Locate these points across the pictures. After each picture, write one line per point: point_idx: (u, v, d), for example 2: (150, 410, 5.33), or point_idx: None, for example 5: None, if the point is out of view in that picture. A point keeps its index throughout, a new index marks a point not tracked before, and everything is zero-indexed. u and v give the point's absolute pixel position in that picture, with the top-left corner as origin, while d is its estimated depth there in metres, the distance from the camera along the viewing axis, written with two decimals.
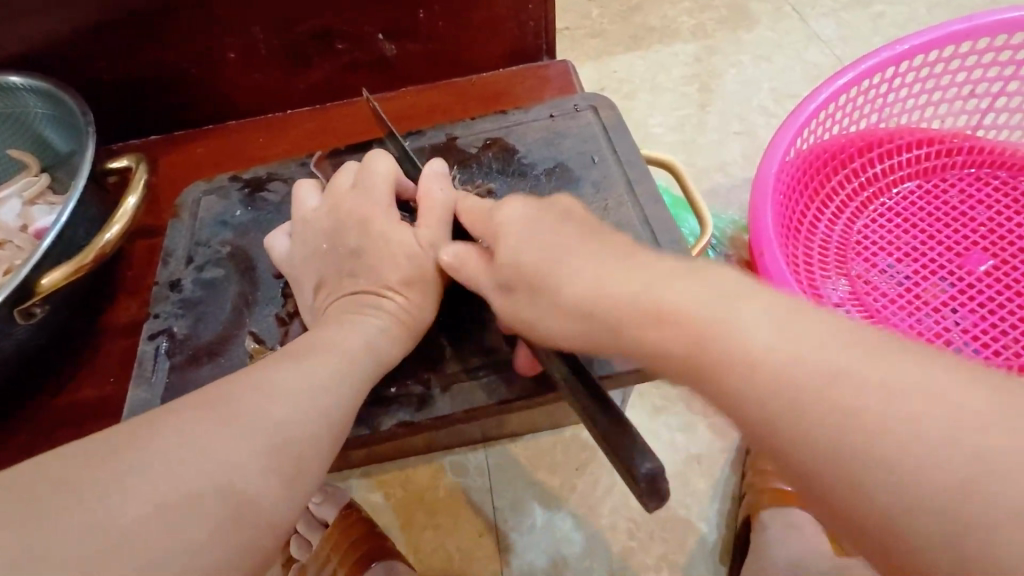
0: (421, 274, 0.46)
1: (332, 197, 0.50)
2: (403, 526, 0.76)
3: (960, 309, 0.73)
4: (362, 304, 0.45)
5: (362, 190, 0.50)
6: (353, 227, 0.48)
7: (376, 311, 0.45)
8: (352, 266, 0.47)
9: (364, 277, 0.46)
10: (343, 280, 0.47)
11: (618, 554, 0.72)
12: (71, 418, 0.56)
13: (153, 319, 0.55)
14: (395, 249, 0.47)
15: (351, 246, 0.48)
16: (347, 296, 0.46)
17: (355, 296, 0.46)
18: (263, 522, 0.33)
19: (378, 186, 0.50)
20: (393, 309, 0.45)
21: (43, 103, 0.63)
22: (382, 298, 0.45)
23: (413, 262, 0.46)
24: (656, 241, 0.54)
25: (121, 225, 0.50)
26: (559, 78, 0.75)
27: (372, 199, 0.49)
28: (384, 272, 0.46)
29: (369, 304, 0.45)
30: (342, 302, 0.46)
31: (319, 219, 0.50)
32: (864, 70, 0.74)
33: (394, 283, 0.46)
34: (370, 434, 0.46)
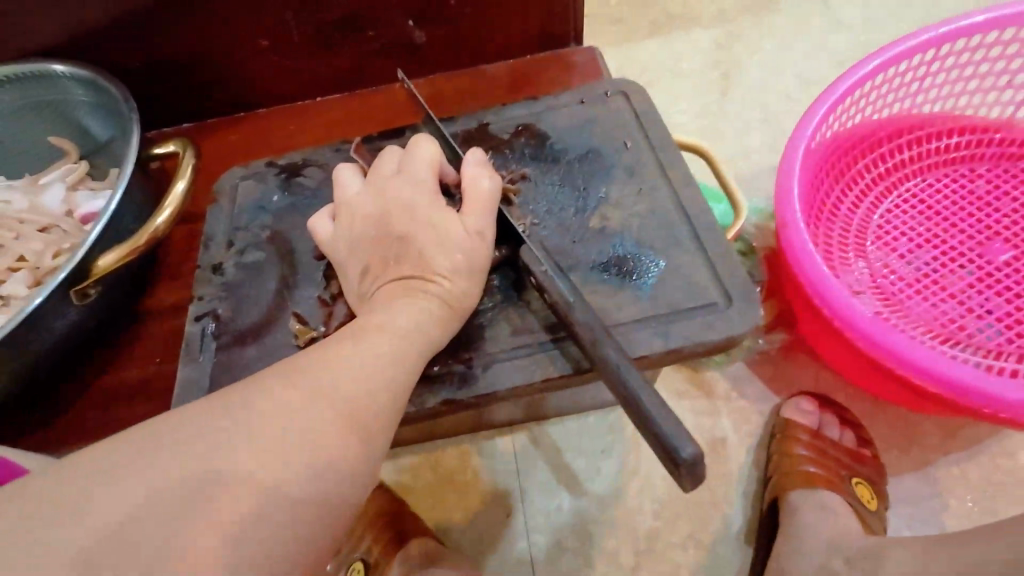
0: (470, 262, 0.47)
1: (376, 183, 0.52)
2: (433, 507, 0.78)
3: (980, 297, 0.73)
4: (412, 288, 0.46)
5: (406, 178, 0.51)
6: (401, 211, 0.49)
7: (424, 294, 0.46)
8: (399, 250, 0.48)
9: (413, 262, 0.47)
10: (390, 263, 0.48)
11: (645, 535, 0.74)
12: (120, 396, 0.57)
13: (198, 301, 0.56)
14: (443, 234, 0.47)
15: (398, 231, 0.48)
16: (395, 280, 0.47)
17: (404, 279, 0.47)
18: (322, 488, 0.35)
19: (424, 175, 0.51)
20: (444, 292, 0.46)
21: (85, 91, 0.64)
22: (432, 283, 0.46)
23: (462, 248, 0.47)
24: (690, 224, 0.55)
25: (171, 209, 0.51)
26: (587, 64, 0.76)
27: (418, 185, 0.50)
28: (432, 257, 0.47)
29: (419, 288, 0.46)
30: (392, 285, 0.47)
31: (364, 204, 0.51)
32: (894, 54, 0.73)
33: (443, 269, 0.46)
34: (416, 411, 0.48)
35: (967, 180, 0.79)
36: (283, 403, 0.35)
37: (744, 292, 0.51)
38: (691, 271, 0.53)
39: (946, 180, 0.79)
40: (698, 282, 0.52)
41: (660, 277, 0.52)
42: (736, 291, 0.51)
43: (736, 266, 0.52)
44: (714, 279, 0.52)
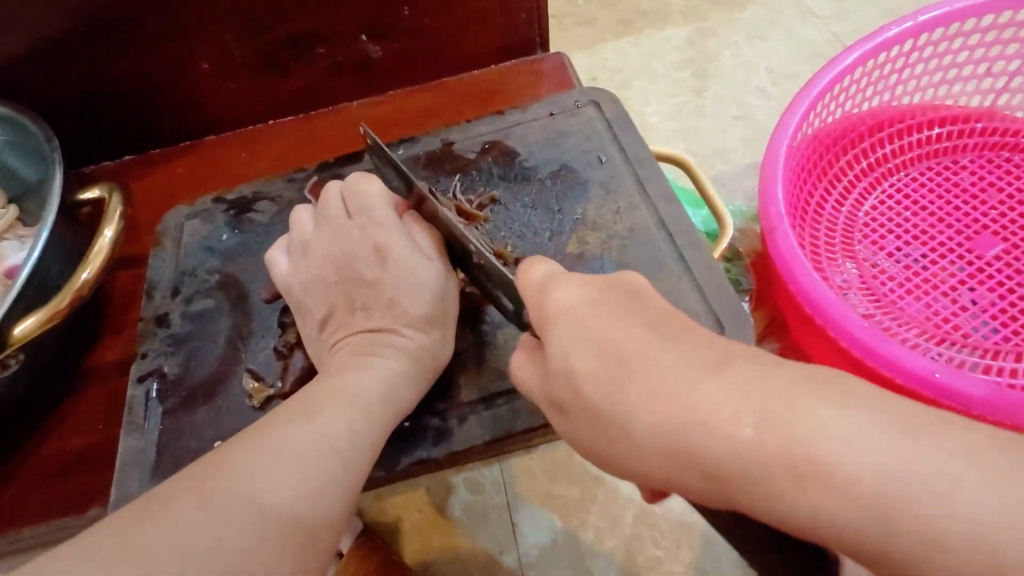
0: (437, 307, 0.44)
1: (329, 225, 0.48)
2: (420, 549, 0.74)
3: (972, 292, 0.71)
4: (382, 343, 0.43)
5: (362, 218, 0.47)
6: (368, 258, 0.46)
7: (390, 349, 0.43)
8: (364, 299, 0.45)
9: (380, 313, 0.44)
10: (353, 316, 0.45)
11: (644, 565, 0.71)
12: (58, 470, 0.52)
13: (141, 359, 0.51)
14: (408, 281, 0.44)
15: (366, 280, 0.45)
16: (359, 333, 0.44)
17: (368, 332, 0.44)
18: None
19: (384, 215, 0.47)
20: (410, 344, 0.43)
21: (5, 129, 0.58)
22: (400, 336, 0.43)
23: (433, 293, 0.45)
24: (673, 244, 0.51)
25: (98, 260, 0.46)
26: (555, 72, 0.71)
27: (377, 226, 0.46)
28: (400, 305, 0.44)
29: (386, 343, 0.43)
30: (356, 338, 0.44)
31: (321, 249, 0.47)
32: (872, 46, 0.71)
33: (411, 320, 0.44)
34: (387, 474, 0.44)
35: (949, 172, 0.77)
36: (226, 492, 0.31)
37: (735, 315, 0.48)
38: (679, 296, 0.49)
39: (928, 174, 0.77)
40: (685, 307, 0.48)
41: None
42: (727, 315, 0.48)
43: (724, 288, 0.49)
44: (704, 304, 0.48)
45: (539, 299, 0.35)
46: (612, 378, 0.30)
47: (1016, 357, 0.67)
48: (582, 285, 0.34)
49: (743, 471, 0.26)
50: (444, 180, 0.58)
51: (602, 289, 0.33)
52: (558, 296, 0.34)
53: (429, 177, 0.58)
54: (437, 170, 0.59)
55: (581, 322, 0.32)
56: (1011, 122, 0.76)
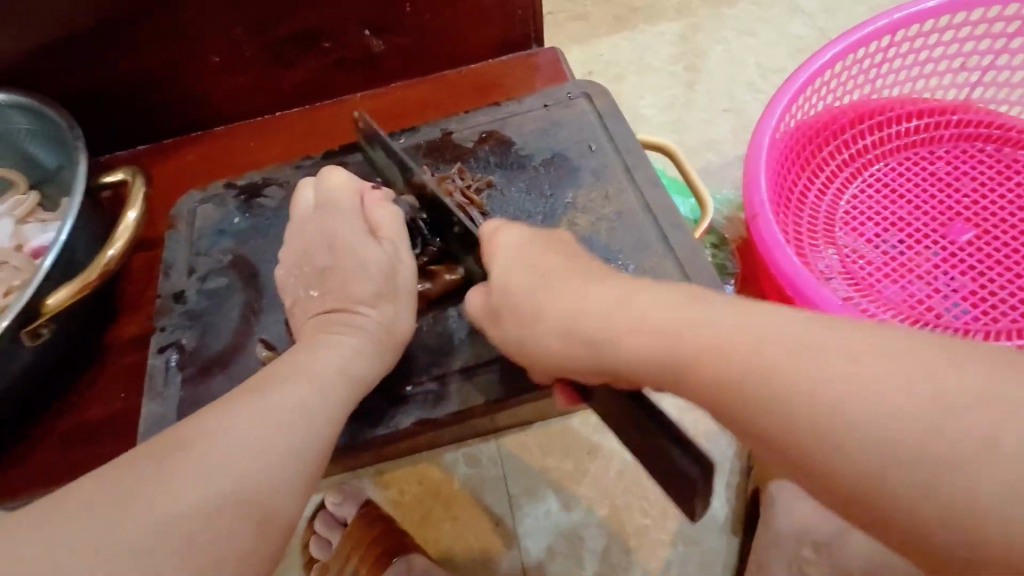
0: (389, 287, 0.48)
1: (298, 217, 0.53)
2: (420, 520, 0.78)
3: (945, 276, 0.74)
4: (335, 321, 0.47)
5: (324, 209, 0.52)
6: (322, 247, 0.50)
7: (348, 326, 0.47)
8: (321, 283, 0.49)
9: (335, 294, 0.48)
10: (315, 298, 0.49)
11: (634, 533, 0.75)
12: (84, 437, 0.55)
13: (160, 332, 0.55)
14: (362, 263, 0.49)
15: (321, 266, 0.50)
16: (320, 312, 0.48)
17: (328, 312, 0.48)
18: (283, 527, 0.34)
19: (339, 204, 0.52)
20: (367, 322, 0.47)
21: (27, 119, 0.62)
22: (354, 314, 0.47)
23: (384, 275, 0.48)
24: (657, 225, 0.55)
25: (123, 239, 0.50)
26: (550, 66, 0.75)
27: (331, 215, 0.51)
28: (351, 285, 0.48)
29: (343, 321, 0.47)
30: (318, 318, 0.48)
31: (289, 240, 0.52)
32: (852, 41, 0.74)
33: (363, 298, 0.47)
34: (391, 433, 0.48)
35: (926, 163, 0.80)
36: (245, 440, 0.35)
37: (715, 291, 0.51)
38: (662, 274, 0.53)
39: (906, 164, 0.81)
40: (668, 283, 0.52)
41: None
42: (707, 292, 0.52)
43: (705, 267, 0.53)
44: (685, 281, 0.52)
45: (488, 241, 0.46)
46: (564, 299, 0.38)
47: (986, 336, 0.70)
48: (524, 230, 0.45)
49: (692, 366, 0.31)
50: (444, 167, 0.61)
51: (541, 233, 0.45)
52: (504, 237, 0.45)
53: (428, 164, 0.62)
54: (437, 158, 0.62)
55: (522, 253, 0.43)
56: (985, 115, 0.79)
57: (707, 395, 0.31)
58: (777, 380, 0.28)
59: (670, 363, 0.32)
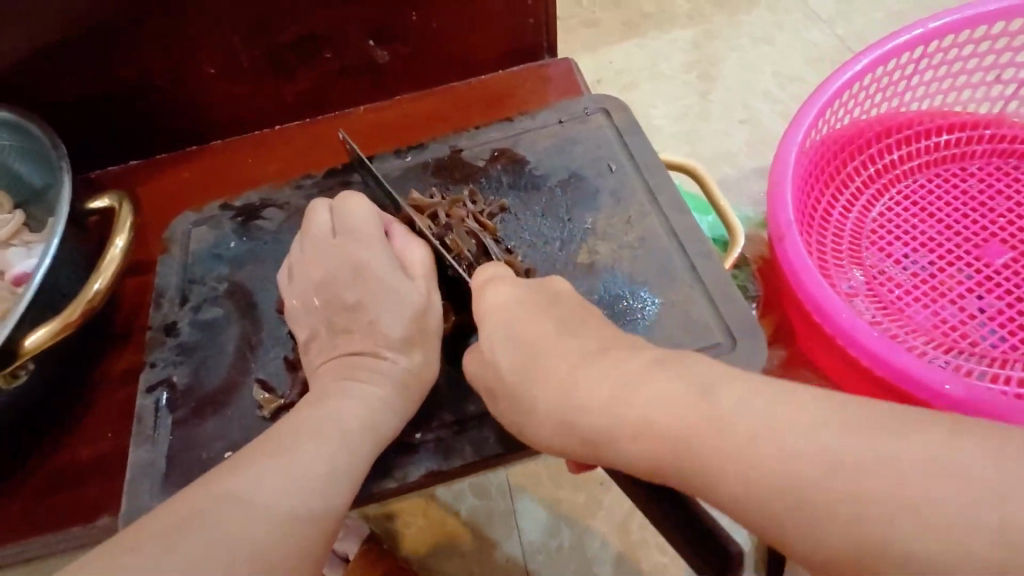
0: (418, 326, 0.45)
1: (315, 246, 0.49)
2: (426, 554, 0.74)
3: (979, 300, 0.71)
4: (361, 366, 0.43)
5: (346, 239, 0.49)
6: (350, 279, 0.47)
7: (373, 371, 0.43)
8: (347, 321, 0.46)
9: (362, 334, 0.45)
10: (336, 337, 0.46)
11: (651, 571, 0.71)
12: (67, 480, 0.51)
13: (150, 368, 0.51)
14: (390, 299, 0.46)
15: (349, 300, 0.47)
16: (343, 355, 0.45)
17: (352, 355, 0.44)
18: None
19: (366, 233, 0.49)
20: (394, 366, 0.43)
21: (11, 135, 0.58)
22: (381, 359, 0.44)
23: (412, 313, 0.45)
24: (683, 253, 0.51)
25: (109, 272, 0.46)
26: (563, 77, 0.71)
27: (359, 246, 0.48)
28: (381, 325, 0.45)
29: (368, 365, 0.43)
30: (339, 360, 0.44)
31: (307, 269, 0.48)
32: (881, 52, 0.71)
33: (393, 342, 0.44)
34: (397, 487, 0.44)
35: (957, 180, 0.76)
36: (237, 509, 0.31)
37: (748, 326, 0.48)
38: (690, 307, 0.49)
39: (935, 180, 0.77)
40: (697, 318, 0.48)
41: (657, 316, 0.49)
42: (740, 327, 0.48)
43: (737, 299, 0.49)
44: (715, 315, 0.48)
45: (477, 300, 0.42)
46: (605, 377, 0.34)
47: None
48: (517, 287, 0.42)
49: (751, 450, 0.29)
50: (454, 188, 0.58)
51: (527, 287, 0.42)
52: (494, 294, 0.42)
53: (438, 185, 0.58)
54: (446, 178, 0.58)
55: (511, 317, 0.40)
56: (1019, 129, 0.75)
57: (780, 498, 0.27)
58: (865, 498, 0.25)
59: (729, 451, 0.29)
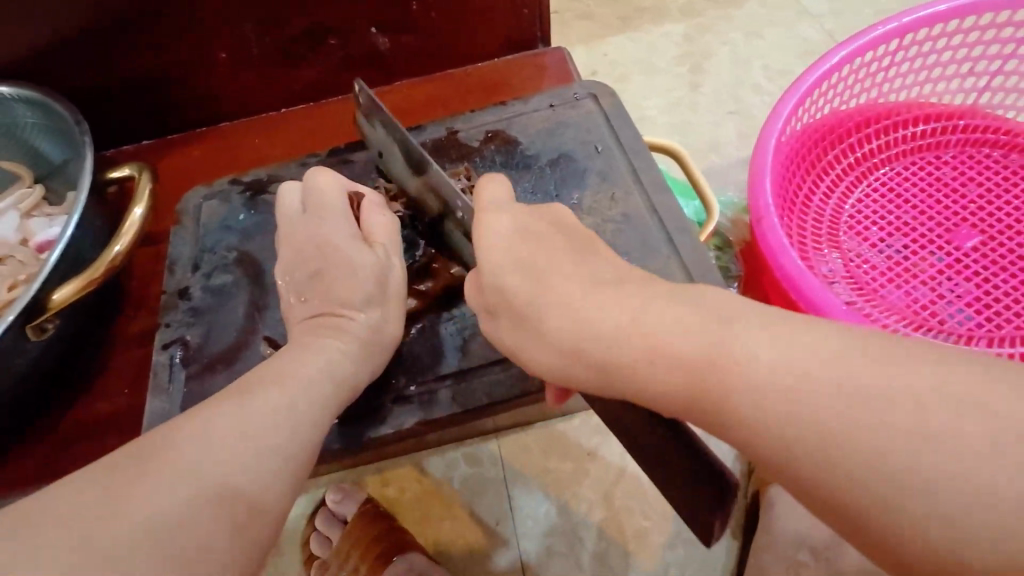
0: (385, 289, 0.49)
1: (284, 222, 0.52)
2: (420, 518, 0.78)
3: (949, 281, 0.74)
4: (327, 326, 0.47)
5: (312, 214, 0.51)
6: (313, 252, 0.50)
7: (344, 332, 0.46)
8: (309, 288, 0.49)
9: (323, 299, 0.48)
10: (306, 303, 0.49)
11: (633, 536, 0.75)
12: (86, 433, 0.55)
13: (165, 328, 0.55)
14: (354, 265, 0.48)
15: (313, 271, 0.49)
16: (312, 319, 0.48)
17: (318, 317, 0.48)
18: None
19: (330, 207, 0.51)
20: (362, 326, 0.47)
21: (35, 113, 0.62)
22: (342, 319, 0.47)
23: (378, 278, 0.48)
24: (663, 228, 0.55)
25: (129, 236, 0.50)
26: (557, 66, 0.75)
27: (322, 220, 0.51)
28: (342, 292, 0.48)
29: (334, 326, 0.47)
30: (309, 324, 0.48)
31: (283, 244, 0.52)
32: (860, 45, 0.74)
33: (353, 304, 0.48)
34: (394, 433, 0.48)
35: (932, 168, 0.80)
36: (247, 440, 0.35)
37: None
38: (668, 277, 0.53)
39: (912, 169, 0.80)
40: (674, 286, 0.52)
41: None
42: None
43: (711, 271, 0.53)
44: (690, 284, 0.52)
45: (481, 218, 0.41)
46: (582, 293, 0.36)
47: (990, 343, 0.70)
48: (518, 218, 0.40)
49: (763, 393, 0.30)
50: (449, 167, 0.61)
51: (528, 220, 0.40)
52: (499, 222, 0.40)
53: (433, 163, 0.62)
54: (442, 157, 0.62)
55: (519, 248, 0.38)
56: (993, 120, 0.79)
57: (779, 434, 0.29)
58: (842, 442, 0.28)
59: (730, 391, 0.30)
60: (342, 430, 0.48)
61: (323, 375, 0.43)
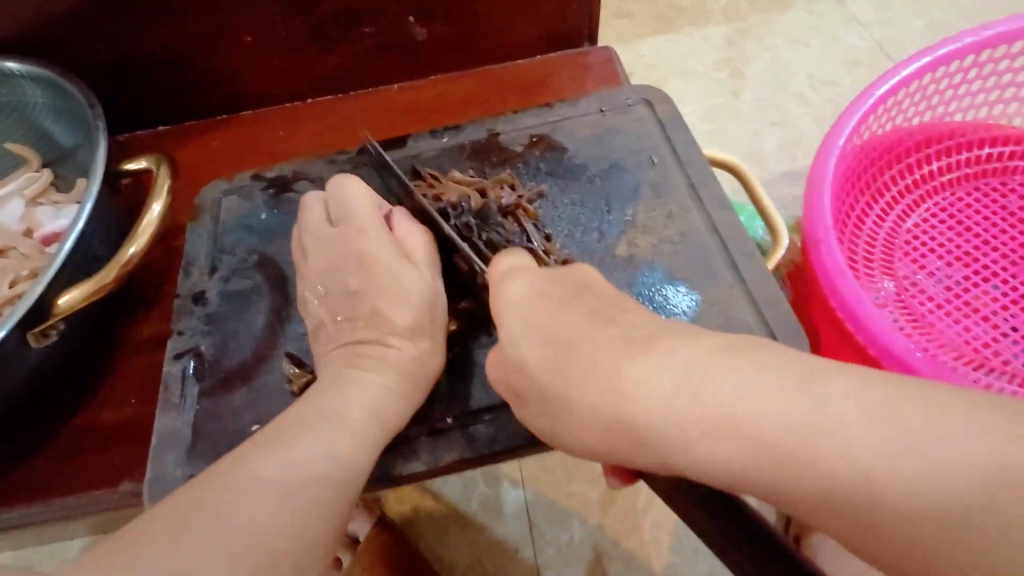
0: (424, 313, 0.44)
1: (313, 236, 0.49)
2: (435, 539, 0.74)
3: (1012, 317, 0.70)
4: (366, 354, 0.43)
5: (344, 226, 0.48)
6: (352, 268, 0.46)
7: (378, 359, 0.42)
8: (347, 309, 0.46)
9: (364, 323, 0.45)
10: (342, 329, 0.45)
11: (661, 570, 0.70)
12: (89, 444, 0.51)
13: (177, 337, 0.50)
14: (396, 287, 0.45)
15: (351, 289, 0.46)
16: (348, 344, 0.44)
17: (357, 343, 0.44)
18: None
19: (365, 220, 0.48)
20: (401, 354, 0.43)
21: (45, 92, 0.57)
22: (386, 347, 0.43)
23: (417, 302, 0.44)
24: (726, 253, 0.50)
25: (147, 236, 0.45)
26: (603, 66, 0.70)
27: (359, 234, 0.47)
28: (386, 316, 0.44)
29: (372, 354, 0.43)
30: (342, 350, 0.44)
31: (311, 261, 0.48)
32: (931, 59, 0.69)
33: (397, 330, 0.44)
34: (429, 469, 0.43)
35: (996, 195, 0.75)
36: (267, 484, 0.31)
37: (790, 330, 0.46)
38: (732, 308, 0.48)
39: (974, 194, 0.76)
40: (737, 317, 0.47)
41: (694, 314, 0.48)
42: (781, 331, 0.47)
43: (780, 304, 0.48)
44: (755, 317, 0.47)
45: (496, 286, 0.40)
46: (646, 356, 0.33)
47: None
48: (532, 280, 0.39)
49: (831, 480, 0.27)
50: (490, 172, 0.57)
51: (551, 280, 0.39)
52: (511, 286, 0.39)
53: (474, 168, 0.57)
54: (482, 161, 0.57)
55: (533, 313, 0.37)
56: None
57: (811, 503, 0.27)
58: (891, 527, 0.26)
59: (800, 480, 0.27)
60: (372, 464, 0.43)
61: (353, 405, 0.39)
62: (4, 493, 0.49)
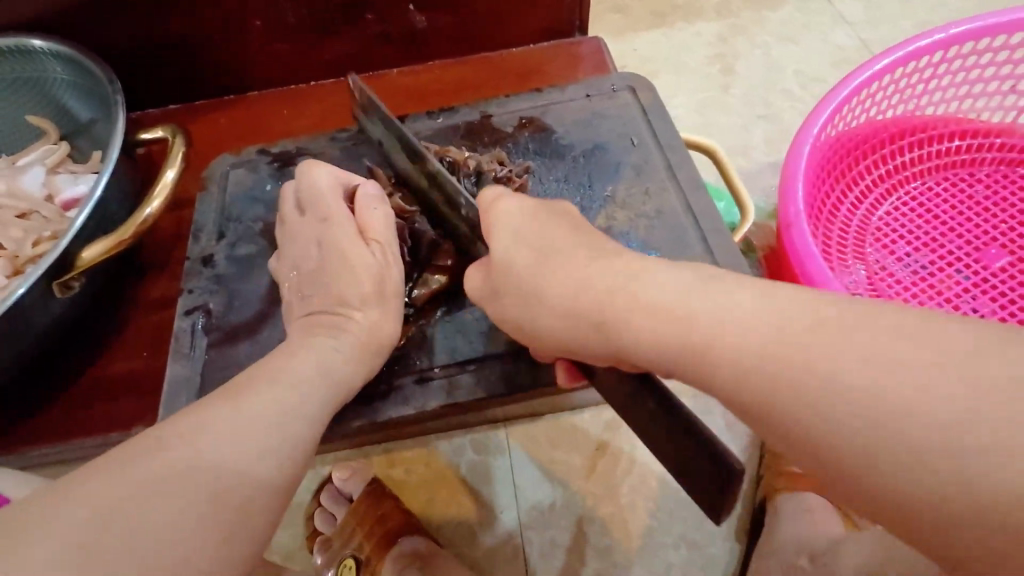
0: (380, 288, 0.47)
1: (286, 221, 0.52)
2: (425, 501, 0.78)
3: (974, 300, 0.73)
4: (324, 324, 0.46)
5: (310, 212, 0.51)
6: (312, 251, 0.49)
7: (338, 330, 0.46)
8: (311, 285, 0.49)
9: (324, 298, 0.48)
10: (305, 301, 0.48)
11: (637, 534, 0.75)
12: (103, 394, 0.55)
13: (188, 295, 0.54)
14: (349, 264, 0.47)
15: (312, 268, 0.49)
16: (310, 316, 0.47)
17: (319, 314, 0.47)
18: None
19: (326, 207, 0.50)
20: (357, 324, 0.46)
21: (65, 68, 0.61)
22: (344, 317, 0.46)
23: (372, 278, 0.47)
24: (698, 228, 0.54)
25: (160, 199, 0.49)
26: (593, 55, 0.73)
27: (321, 219, 0.50)
28: (339, 294, 0.47)
29: (330, 325, 0.46)
30: (305, 321, 0.47)
31: (283, 245, 0.51)
32: (903, 55, 0.73)
33: (355, 302, 0.47)
34: (416, 413, 0.48)
35: (964, 186, 0.79)
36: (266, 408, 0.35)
37: None
38: None
39: (944, 185, 0.80)
40: None
41: None
42: None
43: (745, 273, 0.52)
44: None
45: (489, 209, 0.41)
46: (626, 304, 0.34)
47: None
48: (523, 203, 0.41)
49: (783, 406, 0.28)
50: (482, 151, 0.61)
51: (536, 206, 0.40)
52: (503, 205, 0.41)
53: (467, 147, 0.61)
54: (475, 141, 0.61)
55: (520, 228, 0.39)
56: None
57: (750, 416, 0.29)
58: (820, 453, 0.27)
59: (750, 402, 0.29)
60: (365, 407, 0.47)
61: None
62: (24, 436, 0.53)
